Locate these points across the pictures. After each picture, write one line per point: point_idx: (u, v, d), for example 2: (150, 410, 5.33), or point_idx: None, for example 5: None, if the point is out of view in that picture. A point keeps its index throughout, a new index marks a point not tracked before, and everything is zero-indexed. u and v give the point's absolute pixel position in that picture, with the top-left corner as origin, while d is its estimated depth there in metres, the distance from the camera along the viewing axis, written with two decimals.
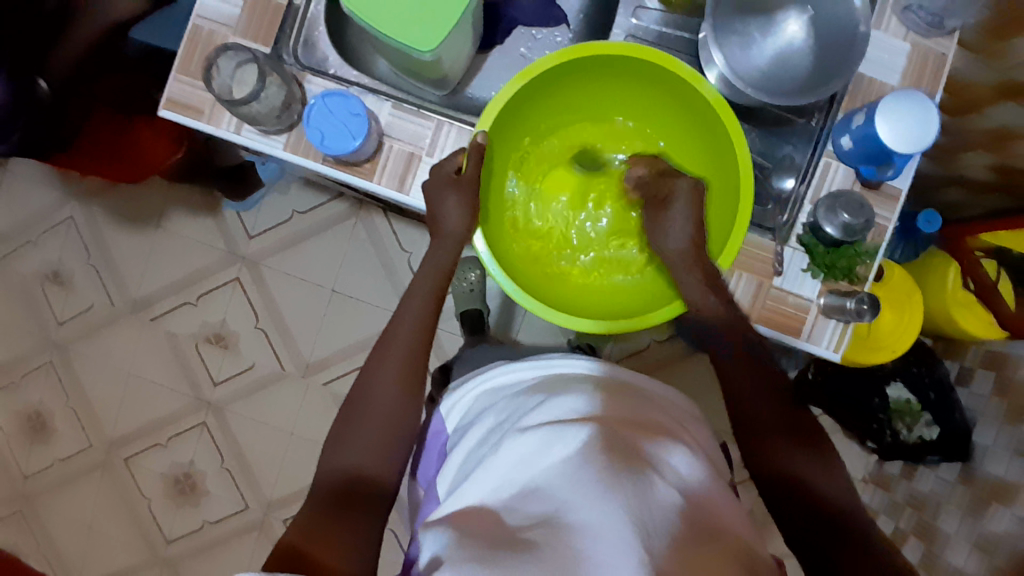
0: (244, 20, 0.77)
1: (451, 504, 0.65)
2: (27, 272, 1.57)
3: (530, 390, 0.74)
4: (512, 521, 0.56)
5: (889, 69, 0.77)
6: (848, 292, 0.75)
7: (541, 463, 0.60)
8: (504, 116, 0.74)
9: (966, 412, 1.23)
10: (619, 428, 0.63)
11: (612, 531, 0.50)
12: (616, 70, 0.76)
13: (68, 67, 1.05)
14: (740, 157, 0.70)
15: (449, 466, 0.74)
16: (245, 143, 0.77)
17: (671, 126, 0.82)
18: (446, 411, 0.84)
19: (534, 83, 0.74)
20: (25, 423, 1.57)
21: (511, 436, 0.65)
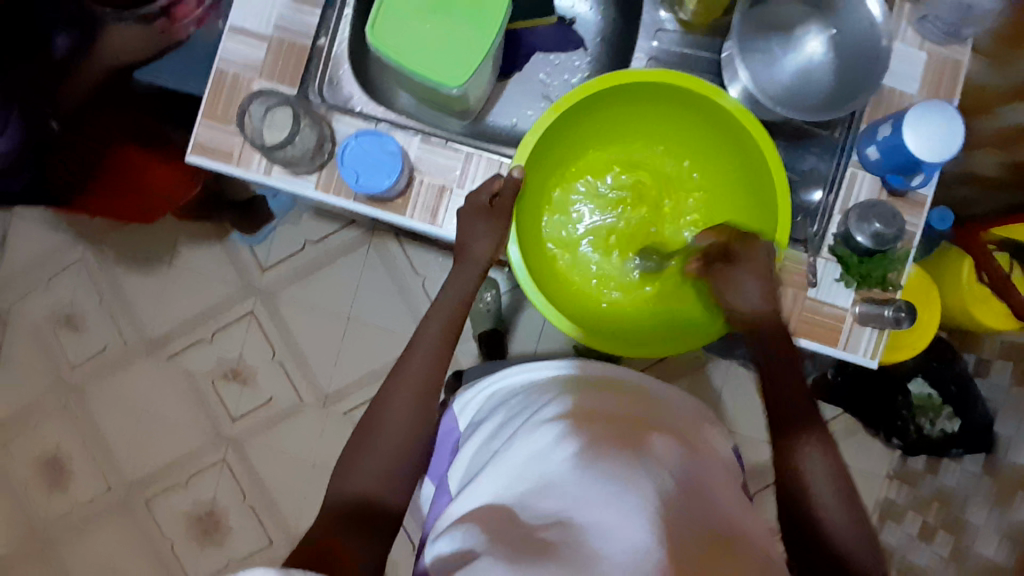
0: (269, 63, 0.78)
1: (462, 505, 0.64)
2: (39, 316, 1.56)
3: (537, 390, 0.74)
4: (526, 517, 0.56)
5: (908, 80, 0.78)
6: (883, 300, 0.75)
7: (549, 457, 0.60)
8: (540, 144, 0.76)
9: (988, 405, 1.24)
10: (623, 427, 0.64)
11: (627, 528, 0.51)
12: (653, 95, 0.78)
13: (76, 103, 1.03)
14: (774, 170, 0.72)
15: (460, 461, 0.74)
16: (276, 184, 0.77)
17: (707, 156, 0.84)
18: (457, 409, 0.83)
19: (568, 113, 0.76)
20: (43, 467, 1.55)
21: (523, 433, 0.65)
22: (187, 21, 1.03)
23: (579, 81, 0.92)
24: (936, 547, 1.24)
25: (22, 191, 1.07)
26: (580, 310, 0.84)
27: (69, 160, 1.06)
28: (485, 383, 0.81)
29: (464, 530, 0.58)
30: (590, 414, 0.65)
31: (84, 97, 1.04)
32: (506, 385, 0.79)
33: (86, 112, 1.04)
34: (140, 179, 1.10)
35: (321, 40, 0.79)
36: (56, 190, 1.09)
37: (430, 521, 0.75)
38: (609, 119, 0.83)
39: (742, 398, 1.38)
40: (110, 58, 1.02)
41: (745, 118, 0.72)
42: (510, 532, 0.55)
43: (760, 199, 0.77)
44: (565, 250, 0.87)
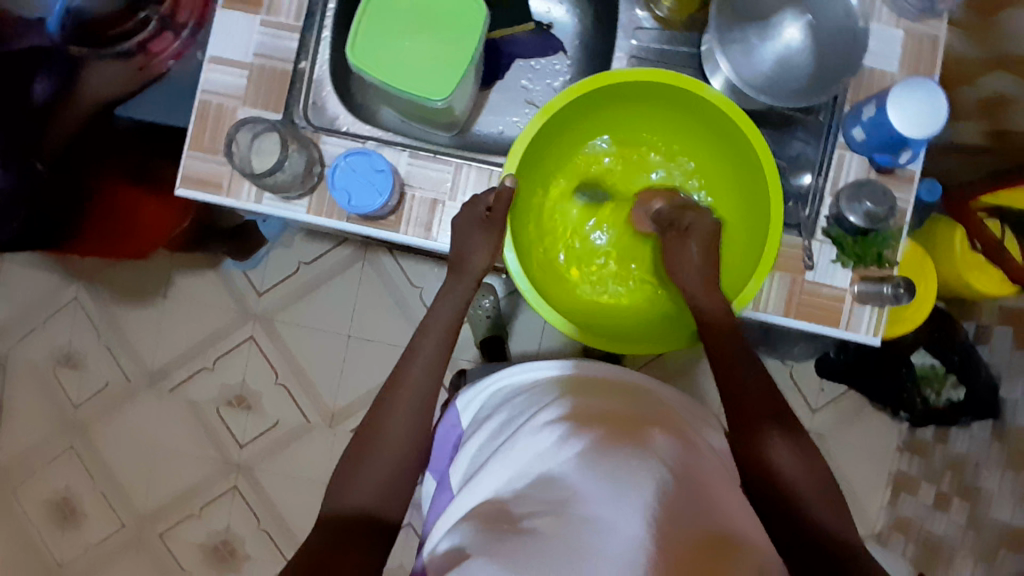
0: (252, 90, 0.78)
1: (462, 504, 0.65)
2: (39, 359, 1.55)
3: (541, 388, 0.74)
4: (519, 508, 0.58)
5: (888, 58, 0.79)
6: (882, 277, 0.75)
7: (555, 457, 0.61)
8: (530, 150, 0.76)
9: (991, 369, 1.23)
10: (627, 425, 0.65)
11: (625, 528, 0.52)
12: (656, 96, 0.79)
13: (60, 146, 1.03)
14: (765, 161, 0.72)
15: (463, 457, 0.74)
16: (267, 211, 0.77)
17: (706, 157, 0.85)
18: (461, 404, 0.83)
19: (558, 117, 0.77)
20: (54, 510, 1.54)
21: (525, 432, 0.66)
22: (164, 56, 1.02)
23: (562, 84, 0.93)
24: (952, 516, 1.24)
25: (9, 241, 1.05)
26: (567, 298, 0.84)
27: (57, 204, 1.05)
28: (488, 379, 0.82)
29: (463, 529, 0.59)
30: (591, 414, 0.66)
31: (66, 138, 1.03)
32: (512, 381, 0.79)
33: (72, 157, 1.04)
34: (133, 215, 1.09)
35: (302, 63, 0.79)
36: (43, 234, 1.08)
37: (430, 517, 0.74)
38: (612, 115, 0.84)
39: None
40: (95, 98, 1.02)
41: (730, 111, 0.72)
42: (504, 524, 0.56)
43: (752, 191, 0.78)
44: (557, 238, 0.88)
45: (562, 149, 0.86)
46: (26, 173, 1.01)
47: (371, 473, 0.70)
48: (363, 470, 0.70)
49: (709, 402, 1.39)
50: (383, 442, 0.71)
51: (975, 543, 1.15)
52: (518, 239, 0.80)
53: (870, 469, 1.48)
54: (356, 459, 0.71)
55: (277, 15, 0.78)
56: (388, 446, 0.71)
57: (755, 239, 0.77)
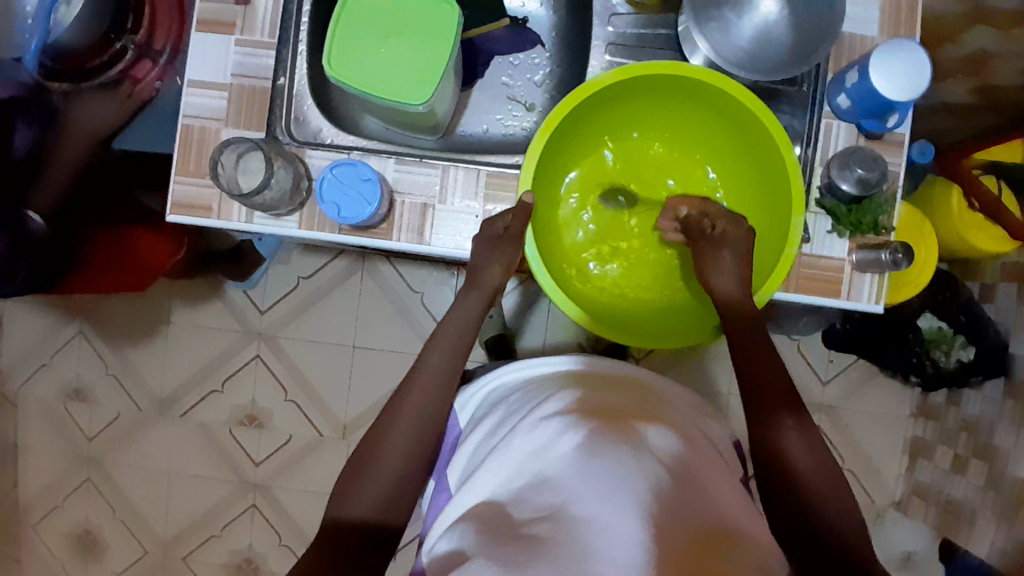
0: (233, 111, 0.78)
1: (460, 504, 0.65)
2: (47, 395, 1.56)
3: (537, 385, 0.75)
4: (519, 512, 0.58)
5: (866, 23, 0.78)
6: (879, 244, 0.75)
7: (551, 451, 0.62)
8: (546, 152, 0.75)
9: (999, 328, 1.22)
10: (621, 418, 0.66)
11: (620, 527, 0.53)
12: (684, 93, 0.77)
13: (58, 196, 1.01)
14: (782, 143, 0.71)
15: (459, 458, 0.74)
16: (258, 230, 0.77)
17: (748, 170, 0.80)
18: (458, 406, 0.83)
19: (571, 116, 0.75)
20: (76, 543, 1.55)
21: (519, 428, 0.66)
22: (149, 80, 1.02)
23: (542, 78, 0.92)
24: (970, 478, 1.24)
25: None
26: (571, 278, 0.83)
27: (61, 250, 1.03)
28: (484, 378, 0.83)
29: (461, 531, 0.60)
30: (587, 406, 0.67)
31: (67, 189, 1.02)
32: (511, 378, 0.81)
33: (73, 209, 1.03)
34: (130, 257, 1.07)
35: (281, 79, 0.78)
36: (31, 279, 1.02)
37: (429, 520, 0.74)
38: (656, 108, 0.81)
39: None
40: (88, 131, 1.01)
41: (750, 101, 0.71)
42: (502, 528, 0.57)
43: (772, 192, 0.76)
44: (574, 228, 0.86)
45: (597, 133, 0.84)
46: (19, 227, 0.98)
47: (384, 483, 0.71)
48: (376, 481, 0.71)
49: (720, 383, 1.39)
50: (393, 452, 0.72)
51: (996, 502, 1.15)
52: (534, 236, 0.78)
53: (885, 436, 1.47)
54: (367, 471, 0.71)
55: (252, 33, 0.78)
56: (399, 456, 0.72)
57: (776, 234, 0.76)
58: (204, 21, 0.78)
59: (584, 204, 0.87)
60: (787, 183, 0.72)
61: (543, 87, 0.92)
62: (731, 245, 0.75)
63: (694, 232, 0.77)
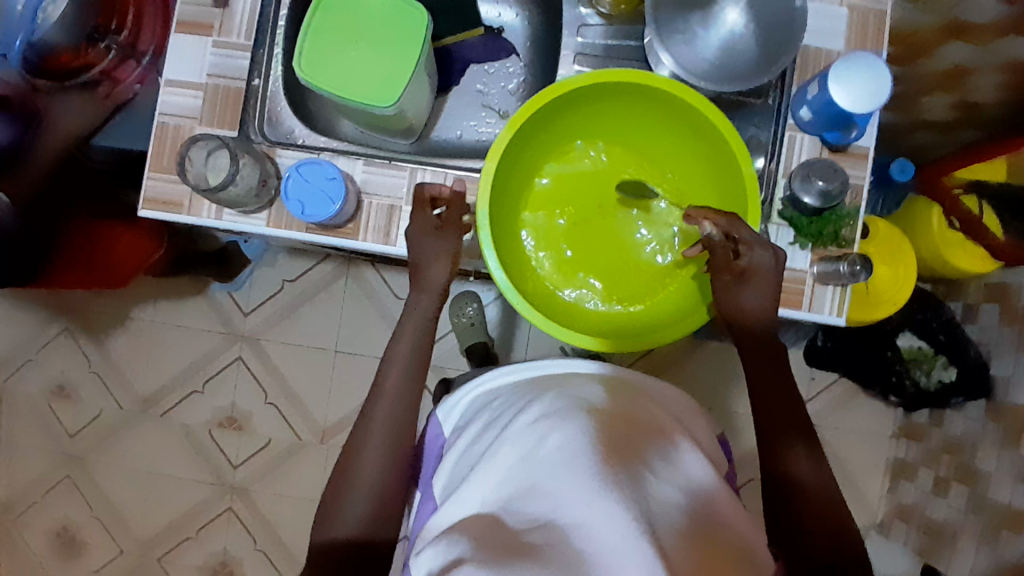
0: (207, 110, 0.79)
1: (451, 513, 0.65)
2: (32, 392, 1.57)
3: (523, 387, 0.76)
4: (514, 522, 0.58)
5: (832, 36, 0.80)
6: (839, 256, 0.75)
7: (538, 454, 0.61)
8: (507, 157, 0.75)
9: (980, 348, 1.21)
10: (610, 422, 0.66)
11: (613, 528, 0.51)
12: (646, 101, 0.78)
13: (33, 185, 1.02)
14: (740, 155, 0.71)
15: (445, 467, 0.74)
16: (228, 226, 0.78)
17: (712, 182, 0.80)
18: (442, 416, 0.83)
19: (532, 122, 0.76)
20: (55, 541, 1.55)
21: (509, 434, 0.66)
22: (129, 82, 1.03)
23: (516, 86, 0.94)
24: (951, 500, 1.23)
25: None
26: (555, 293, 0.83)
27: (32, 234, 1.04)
28: (463, 391, 0.83)
29: (450, 540, 0.59)
30: (576, 409, 0.67)
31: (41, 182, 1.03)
32: (494, 384, 0.81)
33: (40, 205, 1.04)
34: (105, 253, 1.10)
35: (255, 80, 0.80)
36: (14, 272, 1.04)
37: (414, 531, 0.74)
38: (621, 117, 0.82)
39: (739, 377, 1.38)
40: (68, 130, 1.02)
41: (709, 111, 0.72)
42: (495, 536, 0.56)
43: (732, 202, 0.76)
44: (546, 236, 0.86)
45: (575, 145, 0.86)
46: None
47: (356, 483, 0.72)
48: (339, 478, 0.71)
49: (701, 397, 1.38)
50: (361, 449, 0.73)
51: (977, 525, 1.14)
52: (499, 239, 0.78)
53: (868, 456, 1.46)
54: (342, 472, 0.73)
55: (228, 35, 0.80)
56: (368, 456, 0.73)
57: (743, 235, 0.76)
58: (183, 23, 0.80)
59: (558, 211, 0.87)
60: (745, 194, 0.73)
61: (517, 95, 0.94)
62: (760, 279, 0.72)
63: (719, 263, 0.72)
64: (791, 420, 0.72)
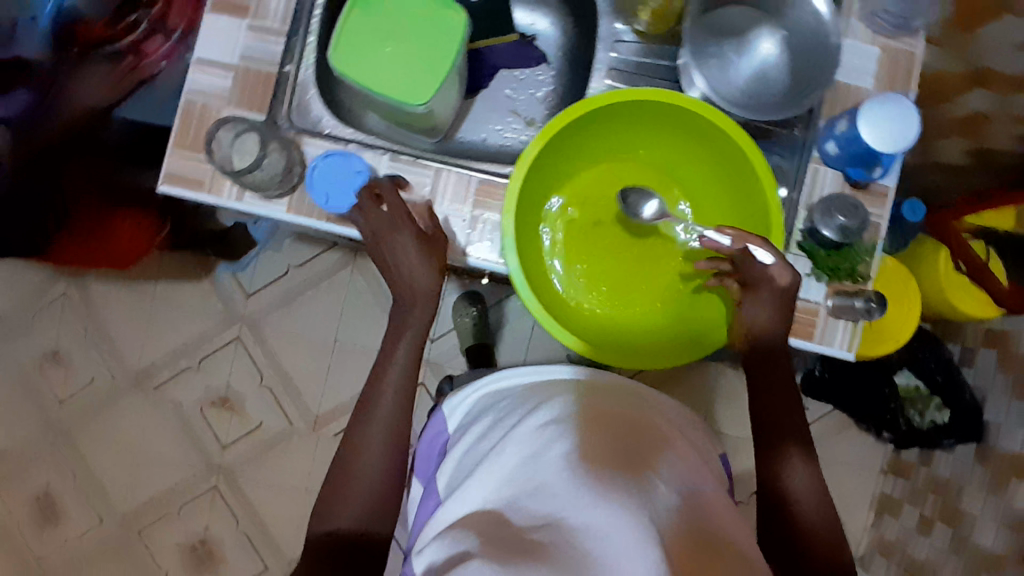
0: (236, 91, 0.79)
1: (453, 508, 0.66)
2: (24, 355, 1.55)
3: (529, 390, 0.77)
4: (517, 517, 0.59)
5: (862, 73, 0.80)
6: (854, 292, 0.76)
7: (545, 457, 0.63)
8: (535, 167, 0.75)
9: (975, 392, 1.23)
10: (616, 430, 0.67)
11: (616, 533, 0.53)
12: (674, 121, 0.78)
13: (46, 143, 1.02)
14: (768, 183, 0.72)
15: (448, 463, 0.75)
16: (247, 209, 0.77)
17: (733, 207, 0.81)
18: (447, 411, 0.84)
19: (561, 135, 0.76)
20: (34, 508, 1.53)
21: (516, 434, 0.67)
22: (156, 57, 1.03)
23: (545, 93, 0.94)
24: (934, 539, 1.24)
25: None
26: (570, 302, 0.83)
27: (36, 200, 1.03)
28: (469, 389, 0.83)
29: (455, 536, 0.60)
30: (583, 416, 0.68)
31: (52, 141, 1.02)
32: (501, 385, 0.81)
33: (45, 161, 1.02)
34: (110, 238, 1.08)
35: (286, 67, 0.80)
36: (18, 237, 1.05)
37: (417, 527, 0.75)
38: (646, 133, 0.83)
39: (734, 399, 1.39)
40: (96, 97, 1.02)
41: (740, 139, 0.73)
42: (500, 531, 0.58)
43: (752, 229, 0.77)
44: (563, 246, 0.86)
45: (600, 157, 0.86)
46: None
47: (355, 477, 0.72)
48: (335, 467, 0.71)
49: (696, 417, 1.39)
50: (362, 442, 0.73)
51: (958, 566, 1.15)
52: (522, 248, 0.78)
53: (855, 489, 1.47)
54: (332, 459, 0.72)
55: (264, 19, 0.80)
56: (368, 450, 0.73)
57: None
58: (219, 3, 0.80)
59: (577, 222, 0.87)
60: (768, 225, 0.74)
61: (544, 103, 0.94)
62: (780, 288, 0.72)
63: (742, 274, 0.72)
64: (796, 444, 0.73)
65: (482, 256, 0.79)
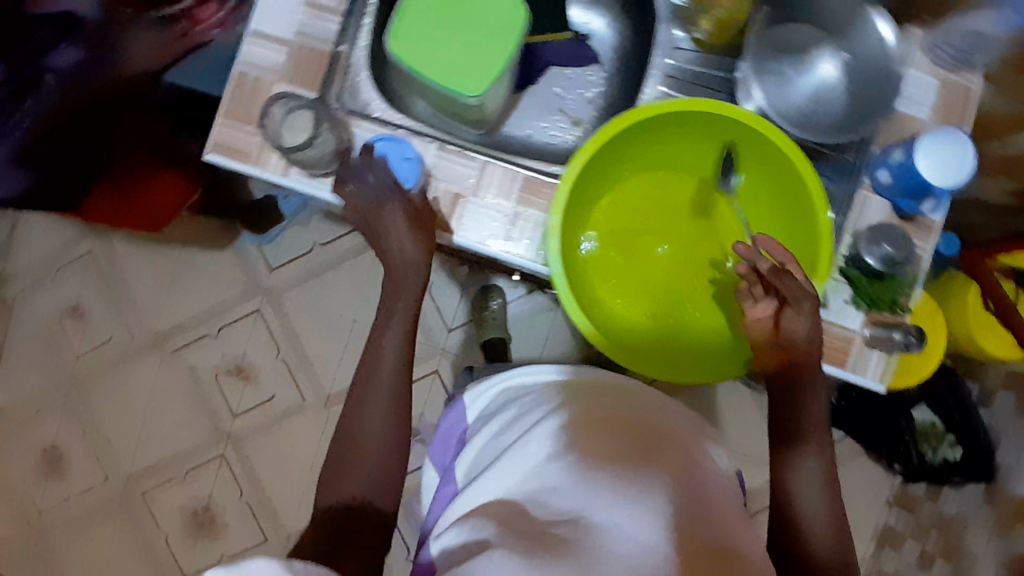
0: (290, 67, 0.79)
1: (473, 497, 0.67)
2: (45, 307, 1.57)
3: (553, 386, 0.76)
4: (539, 512, 0.59)
5: (919, 104, 0.79)
6: (894, 323, 0.76)
7: (568, 455, 0.63)
8: (585, 171, 0.75)
9: (991, 432, 1.25)
10: (638, 433, 0.67)
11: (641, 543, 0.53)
12: (726, 133, 0.77)
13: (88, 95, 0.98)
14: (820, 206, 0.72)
15: (467, 452, 0.76)
16: (292, 185, 0.77)
17: (778, 227, 0.81)
18: (467, 400, 0.84)
19: (613, 141, 0.75)
20: (41, 459, 1.55)
21: (539, 429, 0.67)
22: (207, 24, 1.06)
23: (594, 95, 0.93)
24: None
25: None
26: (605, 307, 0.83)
27: (81, 157, 1.00)
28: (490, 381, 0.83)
29: (475, 523, 0.61)
30: (606, 418, 0.68)
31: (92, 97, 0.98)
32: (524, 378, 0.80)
33: (97, 116, 0.99)
34: (140, 200, 1.07)
35: (341, 47, 0.80)
36: (51, 200, 1.01)
37: (433, 512, 0.76)
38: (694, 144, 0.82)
39: (746, 416, 1.39)
40: (145, 59, 1.02)
41: (798, 162, 0.72)
42: (520, 523, 0.58)
43: (802, 253, 0.76)
44: (600, 248, 0.86)
45: (647, 165, 0.85)
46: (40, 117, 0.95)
47: (382, 466, 0.73)
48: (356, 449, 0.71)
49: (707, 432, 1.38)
50: (385, 428, 0.73)
51: None
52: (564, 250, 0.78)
53: None
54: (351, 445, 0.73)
55: None
56: (392, 435, 0.73)
57: None
58: None
59: (617, 226, 0.87)
60: (817, 248, 0.73)
61: (593, 105, 0.93)
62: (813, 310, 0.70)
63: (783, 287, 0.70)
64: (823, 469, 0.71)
65: (520, 253, 0.78)
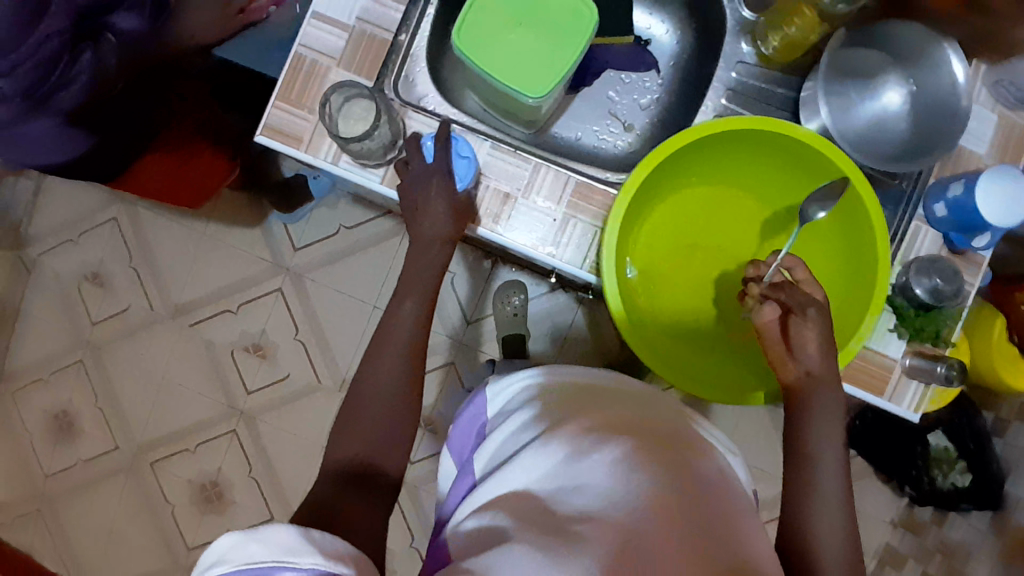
0: (348, 52, 0.78)
1: (490, 493, 0.64)
2: (64, 271, 1.56)
3: (578, 387, 0.74)
4: (560, 512, 0.57)
5: (977, 139, 0.79)
6: (935, 356, 0.76)
7: (590, 457, 0.59)
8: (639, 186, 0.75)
9: (1002, 463, 1.25)
10: (665, 440, 0.64)
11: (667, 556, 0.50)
12: (784, 154, 0.77)
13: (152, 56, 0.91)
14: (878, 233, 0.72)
15: (486, 446, 0.73)
16: (342, 173, 0.77)
17: (826, 250, 0.81)
18: (490, 394, 0.80)
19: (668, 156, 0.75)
20: (51, 422, 1.55)
21: (561, 428, 0.64)
22: (266, 2, 1.05)
23: (648, 102, 0.94)
24: None
25: (34, 142, 0.84)
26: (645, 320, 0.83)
27: (139, 120, 0.95)
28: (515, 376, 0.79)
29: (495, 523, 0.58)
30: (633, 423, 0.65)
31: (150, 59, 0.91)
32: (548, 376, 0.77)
33: (149, 76, 0.93)
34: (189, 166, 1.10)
35: (402, 36, 0.79)
36: (100, 168, 0.97)
37: (450, 504, 0.74)
38: (747, 161, 0.82)
39: (759, 429, 1.40)
40: (196, 30, 0.98)
41: (859, 188, 0.72)
42: (540, 527, 0.55)
43: (854, 281, 0.77)
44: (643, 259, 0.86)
45: (699, 178, 0.85)
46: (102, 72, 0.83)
47: (388, 437, 0.70)
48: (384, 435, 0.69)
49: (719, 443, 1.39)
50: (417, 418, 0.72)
51: None
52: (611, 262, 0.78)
53: None
54: (364, 407, 0.70)
55: None
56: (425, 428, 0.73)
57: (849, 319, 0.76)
58: None
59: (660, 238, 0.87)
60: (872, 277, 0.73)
61: (646, 111, 0.94)
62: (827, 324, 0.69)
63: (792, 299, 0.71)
64: None
65: (565, 258, 0.78)
